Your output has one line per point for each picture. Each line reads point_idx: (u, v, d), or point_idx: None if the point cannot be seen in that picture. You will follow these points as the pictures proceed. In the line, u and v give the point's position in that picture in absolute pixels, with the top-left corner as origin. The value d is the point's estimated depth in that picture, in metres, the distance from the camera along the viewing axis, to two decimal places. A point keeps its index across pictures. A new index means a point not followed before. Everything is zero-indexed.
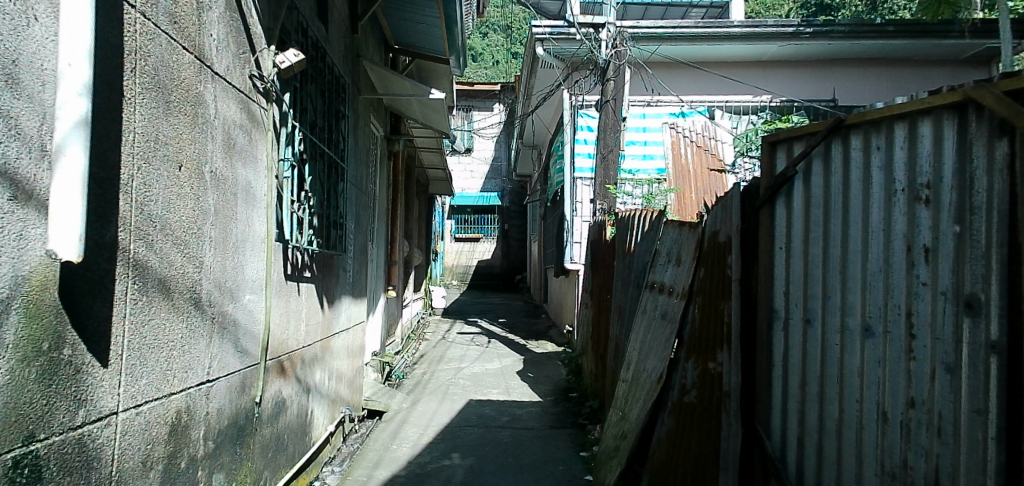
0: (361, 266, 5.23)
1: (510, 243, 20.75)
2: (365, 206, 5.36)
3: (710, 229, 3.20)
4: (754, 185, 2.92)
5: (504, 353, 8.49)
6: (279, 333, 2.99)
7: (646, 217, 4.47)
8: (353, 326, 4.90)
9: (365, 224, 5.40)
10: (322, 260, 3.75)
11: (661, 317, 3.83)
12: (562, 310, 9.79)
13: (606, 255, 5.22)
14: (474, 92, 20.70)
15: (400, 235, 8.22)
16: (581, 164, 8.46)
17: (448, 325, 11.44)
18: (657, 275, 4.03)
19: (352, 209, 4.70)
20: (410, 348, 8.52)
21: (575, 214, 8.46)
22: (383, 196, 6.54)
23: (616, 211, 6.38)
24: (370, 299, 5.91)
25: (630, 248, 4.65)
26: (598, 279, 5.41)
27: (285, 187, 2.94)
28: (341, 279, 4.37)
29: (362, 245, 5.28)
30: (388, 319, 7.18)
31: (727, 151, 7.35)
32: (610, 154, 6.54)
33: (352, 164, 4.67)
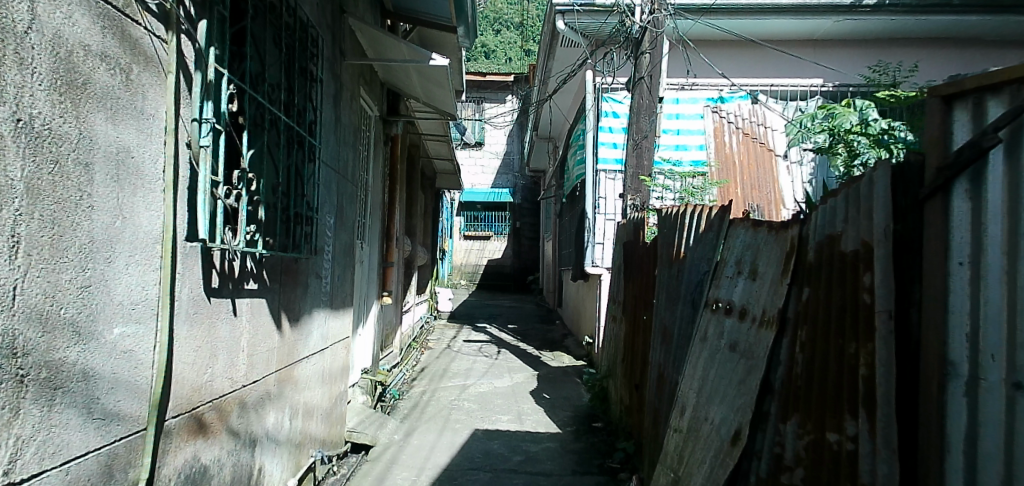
0: (344, 271, 4.31)
1: (522, 242, 19.83)
2: (351, 198, 4.43)
3: (822, 233, 2.22)
4: (914, 165, 1.88)
5: (516, 368, 7.55)
6: (196, 376, 2.05)
7: (701, 215, 3.48)
8: (331, 345, 3.96)
9: (350, 219, 4.46)
10: (278, 266, 2.81)
11: (731, 349, 2.85)
12: (581, 318, 8.82)
13: (643, 261, 4.24)
14: (485, 83, 19.72)
15: (399, 234, 7.30)
16: (605, 154, 7.49)
17: (454, 331, 10.51)
18: (722, 291, 3.04)
19: (329, 200, 3.76)
20: (410, 359, 7.60)
21: (597, 212, 7.48)
22: (377, 187, 5.60)
23: (650, 208, 5.41)
24: (358, 309, 4.99)
25: (679, 254, 3.66)
26: (632, 290, 4.44)
27: (207, 162, 1.99)
28: (312, 289, 3.44)
29: (346, 245, 4.36)
30: (383, 331, 6.27)
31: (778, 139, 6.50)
32: (644, 140, 5.51)
33: (330, 143, 3.74)
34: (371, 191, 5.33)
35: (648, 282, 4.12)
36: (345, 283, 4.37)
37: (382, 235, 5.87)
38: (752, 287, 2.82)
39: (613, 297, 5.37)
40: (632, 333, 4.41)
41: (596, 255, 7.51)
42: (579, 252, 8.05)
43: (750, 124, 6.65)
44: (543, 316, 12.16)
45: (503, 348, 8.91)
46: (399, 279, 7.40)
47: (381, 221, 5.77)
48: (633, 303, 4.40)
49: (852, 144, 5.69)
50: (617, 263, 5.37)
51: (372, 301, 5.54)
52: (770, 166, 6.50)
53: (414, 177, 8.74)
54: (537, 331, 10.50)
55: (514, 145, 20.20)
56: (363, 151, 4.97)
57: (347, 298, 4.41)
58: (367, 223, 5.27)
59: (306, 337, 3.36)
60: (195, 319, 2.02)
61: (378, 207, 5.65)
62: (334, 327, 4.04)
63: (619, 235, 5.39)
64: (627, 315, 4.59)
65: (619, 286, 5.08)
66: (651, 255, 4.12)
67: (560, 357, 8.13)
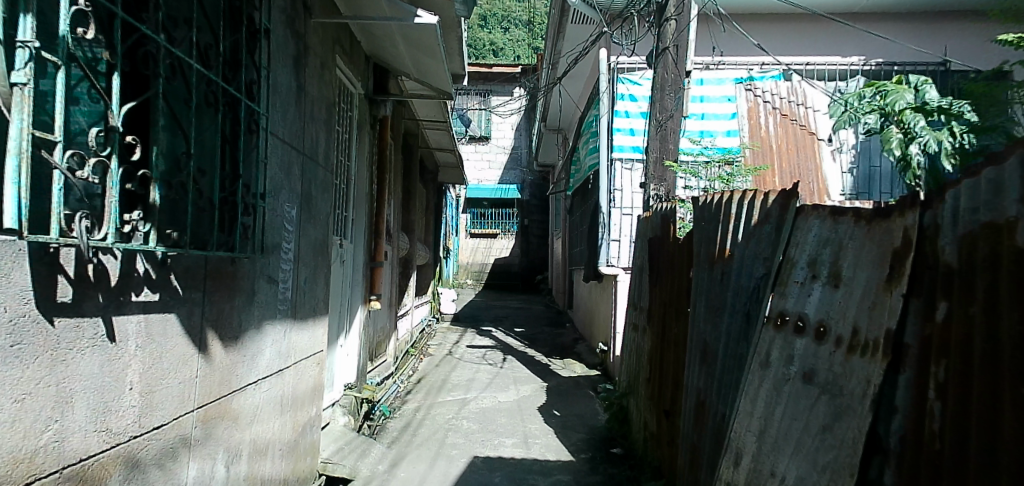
0: (315, 273, 3.61)
1: (530, 239, 19.14)
2: (323, 185, 3.73)
3: (972, 221, 1.48)
4: None
5: (522, 378, 6.83)
6: (27, 440, 1.34)
7: (752, 202, 2.73)
8: (296, 363, 3.27)
9: (323, 212, 3.77)
10: (198, 268, 2.11)
11: (808, 382, 2.12)
12: (594, 322, 8.09)
13: (674, 260, 3.50)
14: (491, 74, 18.98)
15: (392, 230, 6.59)
16: (621, 142, 6.71)
17: (457, 335, 9.81)
18: (791, 303, 2.30)
19: (289, 185, 3.06)
20: (406, 369, 6.90)
21: (612, 206, 6.73)
22: (362, 176, 4.92)
23: (676, 199, 4.65)
24: (335, 316, 4.30)
25: (724, 252, 2.92)
26: (660, 294, 3.70)
27: (26, 106, 1.26)
28: (264, 296, 2.74)
29: (319, 241, 3.67)
30: (372, 339, 5.56)
31: (821, 120, 6.01)
32: (669, 121, 4.72)
33: (289, 114, 3.03)
34: (352, 179, 4.65)
35: (681, 286, 3.38)
36: (316, 287, 3.66)
37: (369, 230, 5.18)
38: (836, 298, 2.08)
39: (634, 301, 4.65)
40: (659, 346, 3.68)
41: (611, 253, 6.77)
42: (592, 250, 7.29)
43: (789, 104, 6.16)
44: (552, 318, 11.45)
45: (509, 354, 8.20)
46: (394, 281, 6.70)
47: (367, 215, 5.09)
48: (660, 311, 3.67)
49: (908, 125, 4.93)
50: (638, 263, 4.64)
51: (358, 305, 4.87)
52: (812, 151, 6.05)
53: (410, 168, 8.06)
54: (546, 334, 9.78)
55: (522, 139, 19.45)
56: (340, 131, 4.26)
57: (320, 306, 3.72)
58: (347, 215, 4.57)
59: (257, 356, 2.67)
60: (25, 355, 1.32)
61: (365, 199, 4.96)
62: (301, 339, 3.34)
63: (642, 229, 4.65)
64: (652, 325, 3.86)
65: (643, 289, 4.34)
66: (684, 253, 3.39)
67: (572, 365, 7.39)
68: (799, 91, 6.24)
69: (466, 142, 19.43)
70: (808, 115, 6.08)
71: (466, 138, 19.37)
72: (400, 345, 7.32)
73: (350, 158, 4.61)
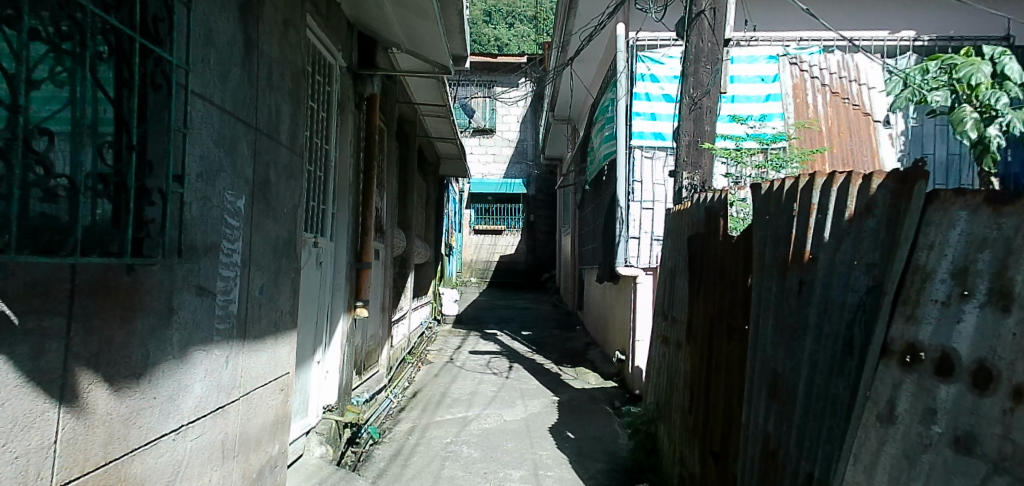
0: (276, 279, 2.90)
1: (537, 236, 18.44)
2: (289, 171, 3.02)
3: None
4: None
5: (530, 391, 6.12)
6: None
7: (847, 188, 2.00)
8: (246, 394, 2.57)
9: (289, 204, 3.06)
10: (57, 282, 1.39)
11: (965, 453, 1.40)
12: (609, 327, 7.38)
13: (726, 263, 2.78)
14: (496, 65, 18.25)
15: (385, 225, 5.89)
16: (641, 128, 6.05)
17: (459, 339, 9.12)
18: (926, 333, 1.57)
19: (232, 167, 2.35)
20: (401, 380, 6.21)
21: (630, 200, 6.04)
22: (344, 163, 4.21)
23: (714, 190, 3.92)
24: (307, 329, 3.59)
25: (805, 254, 2.20)
26: (706, 305, 2.98)
27: None
28: (188, 313, 2.03)
29: (282, 240, 2.96)
30: (358, 351, 4.87)
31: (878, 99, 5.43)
32: (705, 97, 4.00)
33: (232, 75, 2.32)
34: (331, 167, 3.94)
35: (738, 296, 2.66)
36: (279, 295, 2.95)
37: (355, 226, 4.48)
38: (1008, 327, 1.36)
39: (666, 311, 3.93)
40: (704, 370, 2.95)
41: (629, 252, 6.06)
42: (606, 249, 6.58)
43: (840, 81, 5.58)
44: (561, 320, 10.76)
45: (515, 362, 7.50)
46: (387, 283, 6.02)
47: (352, 208, 4.38)
48: (707, 326, 2.94)
49: (985, 102, 4.31)
50: (670, 264, 3.92)
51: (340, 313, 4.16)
52: (867, 134, 5.46)
53: (406, 160, 7.42)
54: (555, 338, 9.09)
55: (528, 132, 18.69)
56: (314, 108, 3.56)
57: (284, 318, 3.01)
58: (324, 208, 3.86)
59: (177, 397, 1.96)
60: None
61: (348, 191, 4.25)
62: (253, 362, 2.63)
63: (674, 226, 3.93)
64: (693, 343, 3.14)
65: (677, 296, 3.62)
66: (742, 254, 2.66)
67: (585, 376, 6.67)
68: (851, 64, 5.67)
69: (470, 135, 18.70)
70: (862, 93, 5.52)
71: (470, 131, 18.64)
72: (397, 353, 6.66)
73: (328, 140, 3.90)
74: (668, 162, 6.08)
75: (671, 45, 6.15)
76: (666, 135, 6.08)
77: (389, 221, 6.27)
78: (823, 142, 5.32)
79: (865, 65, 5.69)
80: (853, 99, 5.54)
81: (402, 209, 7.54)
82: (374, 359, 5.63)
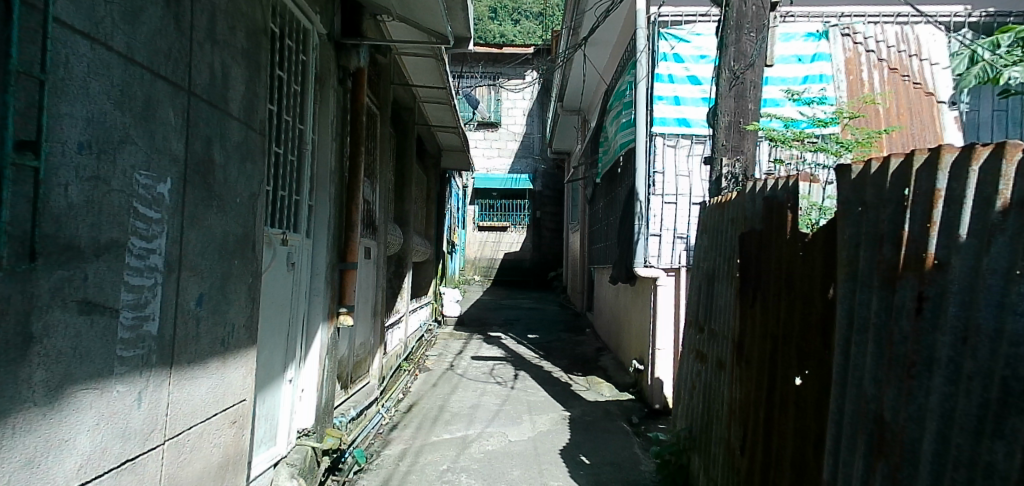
0: (226, 286, 2.29)
1: (543, 233, 17.85)
2: (243, 150, 2.41)
3: None
4: None
5: (538, 405, 5.52)
6: None
7: (1001, 165, 1.35)
8: (173, 436, 1.96)
9: (245, 191, 2.44)
10: None
11: None
12: (624, 332, 6.77)
13: (799, 269, 2.16)
14: (503, 56, 17.63)
15: (376, 220, 5.29)
16: (663, 113, 5.43)
17: (461, 343, 8.54)
18: None
19: (145, 137, 1.72)
20: (395, 391, 5.62)
21: (651, 193, 5.44)
22: (326, 145, 3.59)
23: (758, 180, 3.32)
24: (273, 342, 3.00)
25: (928, 259, 1.57)
26: (765, 319, 2.37)
27: None
28: (64, 338, 1.42)
29: (234, 236, 2.35)
30: (341, 363, 4.28)
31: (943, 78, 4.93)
32: (749, 71, 3.39)
33: (146, 13, 1.71)
34: (307, 150, 3.33)
35: (819, 311, 2.04)
36: (230, 307, 2.33)
37: (339, 220, 3.86)
38: None
39: (704, 322, 3.31)
40: (763, 403, 2.33)
41: (649, 251, 5.46)
42: (623, 247, 5.99)
43: (899, 55, 5.06)
44: (569, 322, 10.16)
45: (522, 369, 6.90)
46: (381, 283, 5.44)
47: (335, 200, 3.76)
48: (769, 346, 2.32)
49: None
50: (708, 268, 3.30)
51: (320, 321, 3.57)
52: (930, 114, 4.97)
53: (403, 150, 6.84)
54: (564, 342, 8.48)
55: (535, 125, 18.02)
56: (281, 77, 2.94)
57: (238, 335, 2.40)
58: (296, 197, 3.25)
59: (43, 459, 1.36)
60: None
61: (330, 180, 3.64)
62: (186, 395, 2.02)
63: (713, 221, 3.32)
64: (745, 366, 2.52)
65: (722, 305, 3.01)
66: (826, 257, 2.03)
67: (598, 387, 6.07)
68: (911, 36, 5.14)
69: (475, 128, 18.10)
70: (923, 70, 5.02)
71: (474, 125, 18.03)
72: (392, 359, 6.10)
73: (302, 120, 3.28)
74: (693, 152, 5.46)
75: (697, 22, 5.56)
76: (691, 122, 5.46)
77: (384, 216, 5.70)
78: (882, 124, 4.82)
79: (927, 37, 5.15)
80: (913, 76, 5.03)
81: (400, 203, 6.96)
82: (364, 369, 5.05)
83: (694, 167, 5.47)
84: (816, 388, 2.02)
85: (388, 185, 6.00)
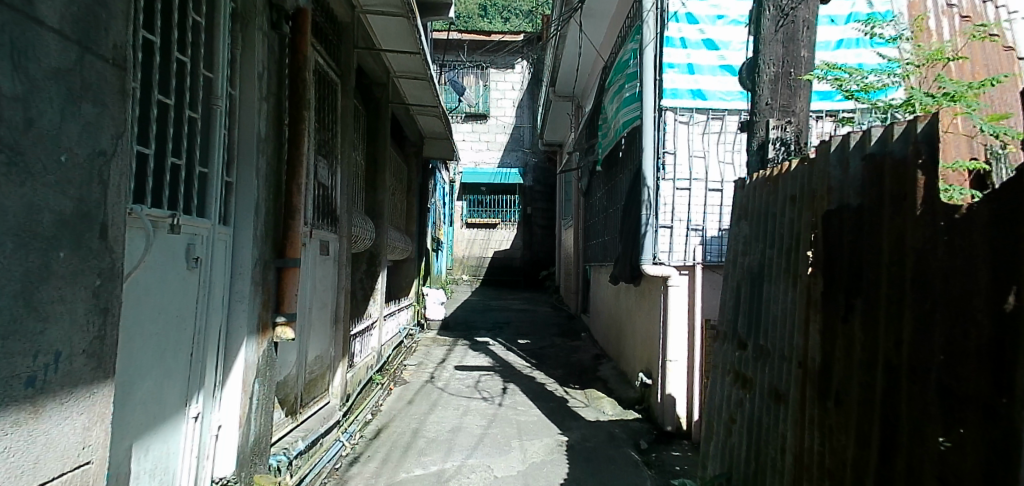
0: (34, 295, 1.42)
1: (534, 231, 17.05)
2: (77, 83, 1.56)
3: None
4: None
5: (530, 428, 4.71)
6: None
7: None
8: None
9: (81, 147, 1.58)
10: None
11: None
12: (627, 338, 5.97)
13: (937, 260, 1.37)
14: (491, 45, 16.89)
15: (336, 209, 4.45)
16: (675, 84, 4.66)
17: (445, 350, 7.70)
18: None
19: None
20: (363, 412, 4.79)
21: (660, 178, 4.69)
22: (252, 104, 2.73)
23: (809, 151, 2.57)
24: (165, 366, 2.17)
25: None
26: (871, 339, 1.58)
27: None
28: None
29: (54, 215, 1.48)
30: (286, 383, 3.46)
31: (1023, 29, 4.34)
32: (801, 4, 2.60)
33: None
34: (220, 107, 2.47)
35: (982, 333, 1.23)
36: (45, 328, 1.47)
37: (276, 204, 3.01)
38: None
39: (749, 335, 2.51)
40: (875, 464, 1.54)
41: (659, 245, 4.70)
42: (626, 241, 5.22)
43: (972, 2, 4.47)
44: (563, 325, 9.37)
45: (510, 381, 6.09)
46: (346, 284, 4.62)
47: (268, 178, 2.90)
48: (881, 378, 1.53)
49: None
50: (755, 264, 2.50)
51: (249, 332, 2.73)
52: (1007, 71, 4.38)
53: (377, 132, 6.04)
54: (558, 348, 7.69)
55: (525, 117, 17.18)
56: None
57: (66, 369, 1.54)
58: (201, 169, 2.40)
59: None
60: None
61: (258, 150, 2.78)
62: None
63: (760, 201, 2.52)
64: (835, 402, 1.73)
65: (781, 311, 2.22)
66: (995, 241, 1.22)
67: (598, 404, 5.27)
68: None
69: (462, 121, 17.24)
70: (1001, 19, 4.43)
71: (462, 117, 17.18)
72: (363, 373, 5.28)
73: (210, 66, 2.43)
74: (708, 129, 4.70)
75: None
76: (708, 94, 4.69)
77: (350, 205, 4.88)
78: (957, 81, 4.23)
79: None
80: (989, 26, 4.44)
81: (372, 192, 6.12)
82: (322, 387, 4.20)
83: (711, 147, 4.71)
84: (984, 457, 1.22)
85: (354, 170, 5.17)
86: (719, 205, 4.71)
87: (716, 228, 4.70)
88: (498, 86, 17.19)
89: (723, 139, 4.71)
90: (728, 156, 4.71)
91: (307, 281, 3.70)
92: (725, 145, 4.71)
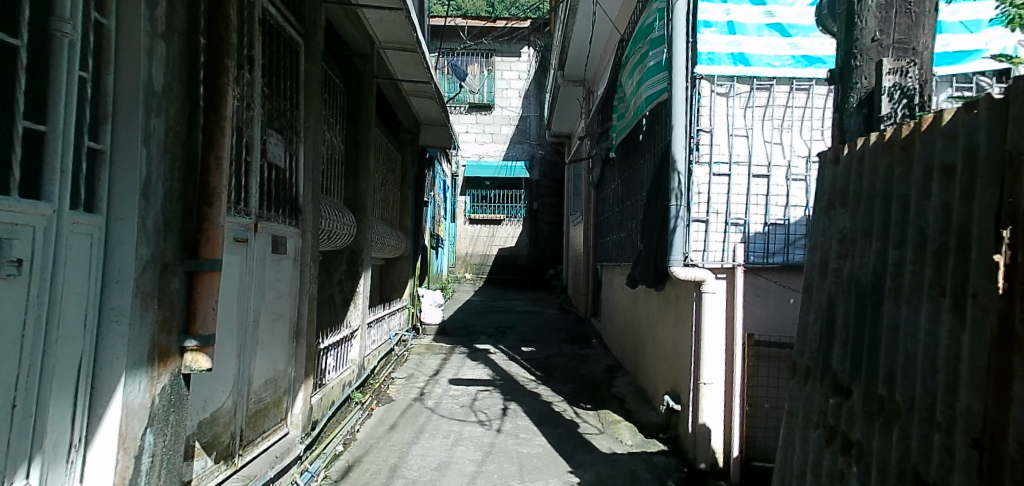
0: None
1: (540, 227, 16.23)
2: None
3: None
4: None
5: (534, 463, 3.89)
6: None
7: None
8: None
9: None
10: None
11: None
12: (647, 351, 5.16)
13: None
14: (496, 32, 16.10)
15: (298, 197, 3.64)
16: (712, 46, 3.85)
17: (440, 358, 6.91)
18: None
19: None
20: (332, 442, 4.00)
21: (694, 162, 3.89)
22: (135, 39, 1.89)
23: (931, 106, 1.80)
24: None
25: None
26: None
27: None
28: None
29: None
30: (214, 418, 2.66)
31: None
32: None
33: None
34: (71, 35, 1.65)
35: None
36: None
37: (186, 186, 2.18)
38: None
39: (862, 375, 1.71)
40: None
41: (691, 243, 3.91)
42: (648, 237, 4.41)
43: None
44: (571, 330, 8.54)
45: (512, 399, 5.29)
46: (310, 289, 3.80)
47: (170, 147, 2.07)
48: None
49: None
50: (878, 274, 1.66)
51: (141, 366, 1.95)
52: None
53: (359, 113, 5.24)
54: (566, 358, 6.88)
55: (531, 107, 16.35)
56: None
57: None
58: (28, 124, 1.57)
59: None
60: None
61: (148, 105, 1.94)
62: None
63: (879, 178, 1.71)
64: None
65: (935, 349, 1.40)
66: None
67: (615, 430, 4.44)
68: None
69: (465, 111, 16.47)
70: None
71: (465, 108, 16.40)
72: (336, 393, 4.46)
73: None
74: (752, 102, 3.87)
75: None
76: (752, 59, 3.86)
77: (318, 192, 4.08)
78: None
79: None
80: None
81: (353, 180, 5.31)
82: (274, 418, 3.37)
83: (755, 124, 3.89)
84: None
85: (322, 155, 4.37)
86: (765, 195, 3.89)
87: (761, 223, 3.88)
88: (503, 75, 16.34)
89: (770, 114, 3.88)
90: (776, 135, 3.88)
91: (245, 288, 2.93)
92: (774, 121, 3.89)
